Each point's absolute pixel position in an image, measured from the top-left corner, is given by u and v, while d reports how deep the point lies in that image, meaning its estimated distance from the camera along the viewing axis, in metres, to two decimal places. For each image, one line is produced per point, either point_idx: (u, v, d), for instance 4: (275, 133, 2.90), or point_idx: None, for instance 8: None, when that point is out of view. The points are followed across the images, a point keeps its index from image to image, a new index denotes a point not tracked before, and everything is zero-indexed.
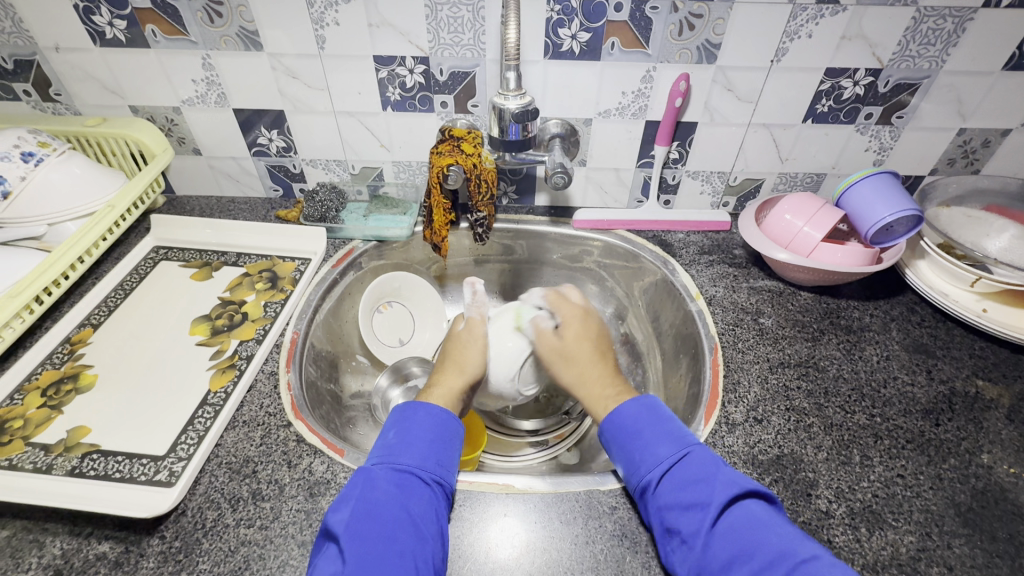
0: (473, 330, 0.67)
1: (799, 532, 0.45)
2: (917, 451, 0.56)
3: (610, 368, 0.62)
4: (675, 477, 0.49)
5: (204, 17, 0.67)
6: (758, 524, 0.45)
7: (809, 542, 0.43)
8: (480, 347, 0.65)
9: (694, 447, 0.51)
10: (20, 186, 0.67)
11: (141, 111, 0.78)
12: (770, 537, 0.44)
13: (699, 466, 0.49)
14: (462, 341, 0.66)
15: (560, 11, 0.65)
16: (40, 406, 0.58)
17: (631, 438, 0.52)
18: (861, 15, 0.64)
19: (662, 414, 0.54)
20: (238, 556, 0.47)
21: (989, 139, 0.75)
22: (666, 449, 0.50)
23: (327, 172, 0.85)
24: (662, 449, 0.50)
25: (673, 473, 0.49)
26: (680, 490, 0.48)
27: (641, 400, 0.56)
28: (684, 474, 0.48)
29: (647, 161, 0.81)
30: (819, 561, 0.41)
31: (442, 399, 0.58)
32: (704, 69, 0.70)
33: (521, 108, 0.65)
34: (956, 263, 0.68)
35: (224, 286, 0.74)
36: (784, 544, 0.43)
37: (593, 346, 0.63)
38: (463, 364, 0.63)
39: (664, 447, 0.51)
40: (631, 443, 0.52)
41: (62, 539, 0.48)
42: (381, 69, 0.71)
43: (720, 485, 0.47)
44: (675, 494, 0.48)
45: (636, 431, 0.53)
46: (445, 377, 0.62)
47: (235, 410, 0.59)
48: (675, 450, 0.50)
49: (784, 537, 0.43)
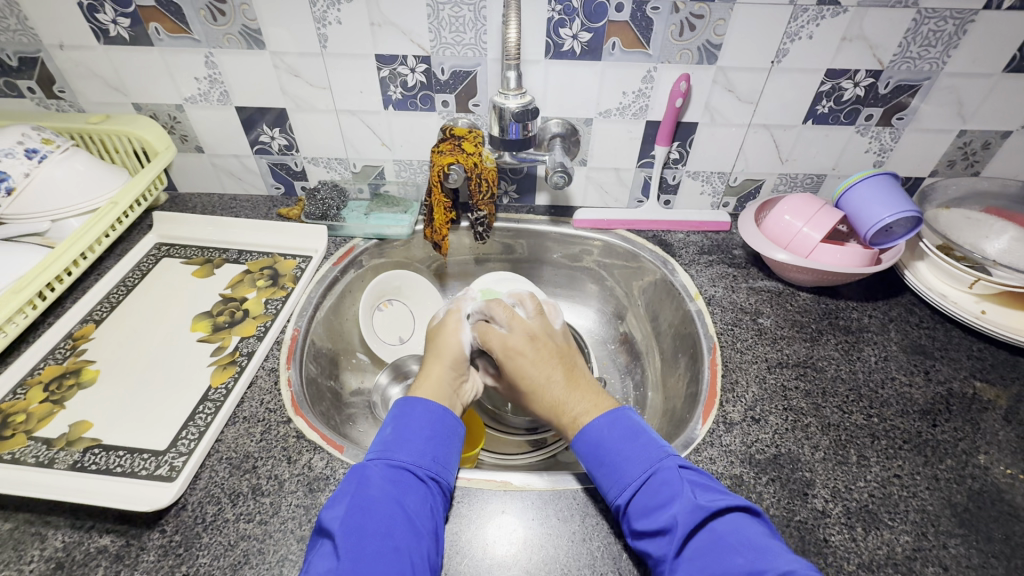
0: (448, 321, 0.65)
1: (773, 545, 0.42)
2: (913, 451, 0.56)
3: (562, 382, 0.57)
4: (641, 502, 0.47)
5: (208, 15, 0.68)
6: (723, 546, 0.42)
7: (783, 558, 0.41)
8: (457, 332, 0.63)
9: (660, 465, 0.48)
10: (23, 182, 0.67)
11: (144, 109, 0.78)
12: (735, 560, 0.41)
13: (664, 487, 0.47)
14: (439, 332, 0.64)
15: (561, 12, 0.65)
16: (43, 401, 0.59)
17: (597, 461, 0.51)
18: (862, 16, 0.64)
19: (630, 430, 0.52)
20: (238, 550, 0.48)
21: (989, 141, 0.75)
22: (632, 472, 0.49)
23: (329, 170, 0.85)
24: (627, 473, 0.49)
25: (638, 499, 0.47)
26: (646, 515, 0.46)
27: (607, 417, 0.53)
28: (648, 498, 0.47)
29: (647, 161, 0.81)
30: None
31: (430, 390, 0.57)
32: (705, 69, 0.70)
33: (521, 108, 0.65)
34: (954, 264, 0.68)
35: (226, 283, 0.75)
36: (749, 567, 0.40)
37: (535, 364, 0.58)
38: (444, 351, 0.62)
39: (630, 468, 0.49)
40: (597, 468, 0.51)
41: (63, 532, 0.48)
42: (383, 68, 0.71)
43: (682, 508, 0.45)
44: (641, 519, 0.46)
45: (600, 455, 0.51)
46: (432, 367, 0.60)
47: (236, 406, 0.59)
48: (641, 472, 0.48)
49: (749, 559, 0.41)
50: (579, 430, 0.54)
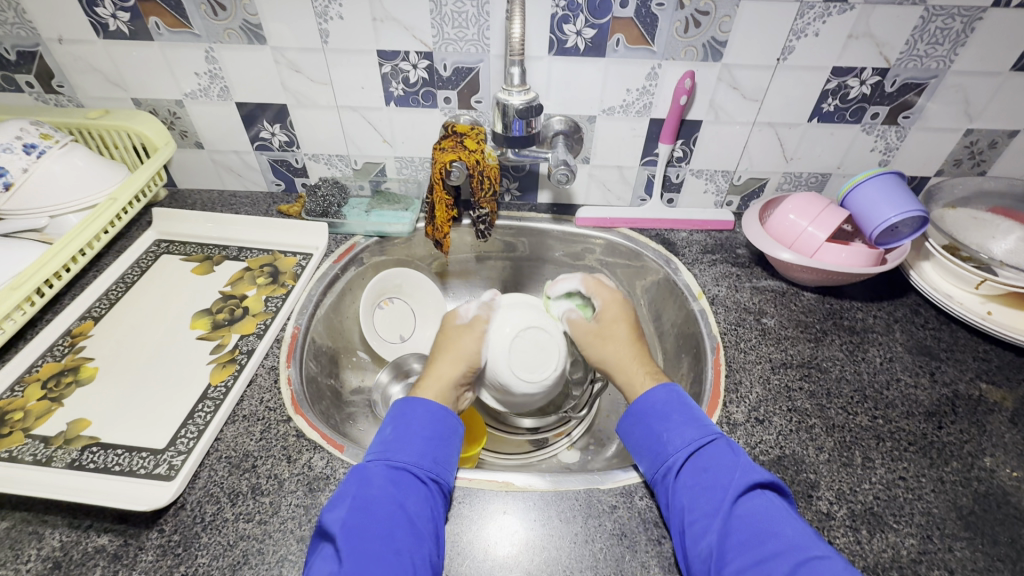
0: (474, 325, 0.64)
1: (813, 530, 0.45)
2: (919, 453, 0.56)
3: (641, 350, 0.63)
4: (700, 460, 0.50)
5: (208, 10, 0.67)
6: (775, 514, 0.45)
7: (823, 542, 0.44)
8: (476, 338, 0.63)
9: (719, 436, 0.52)
10: (22, 178, 0.67)
11: (143, 104, 0.78)
12: (785, 528, 0.44)
13: (723, 453, 0.50)
14: (457, 333, 0.64)
15: (565, 8, 0.64)
16: (41, 399, 0.58)
17: (662, 417, 0.54)
18: (869, 13, 0.63)
19: (692, 402, 0.55)
20: (237, 550, 0.47)
21: (996, 140, 0.74)
22: (693, 433, 0.52)
23: (329, 167, 0.85)
24: (688, 432, 0.52)
25: (699, 456, 0.50)
26: (701, 472, 0.49)
27: (672, 386, 0.57)
28: (707, 458, 0.50)
29: (651, 159, 0.80)
30: (829, 560, 0.41)
31: (434, 393, 0.58)
32: (710, 66, 0.69)
33: (525, 104, 0.64)
34: (962, 265, 0.67)
35: (226, 280, 0.74)
36: (799, 535, 0.43)
37: (626, 327, 0.64)
38: (460, 353, 0.62)
39: (692, 430, 0.52)
40: (658, 423, 0.54)
41: (61, 531, 0.48)
42: (384, 63, 0.70)
43: (743, 472, 0.48)
44: (696, 475, 0.49)
45: (665, 413, 0.54)
46: (438, 365, 0.61)
47: (236, 405, 0.59)
48: (701, 435, 0.51)
49: (800, 530, 0.44)
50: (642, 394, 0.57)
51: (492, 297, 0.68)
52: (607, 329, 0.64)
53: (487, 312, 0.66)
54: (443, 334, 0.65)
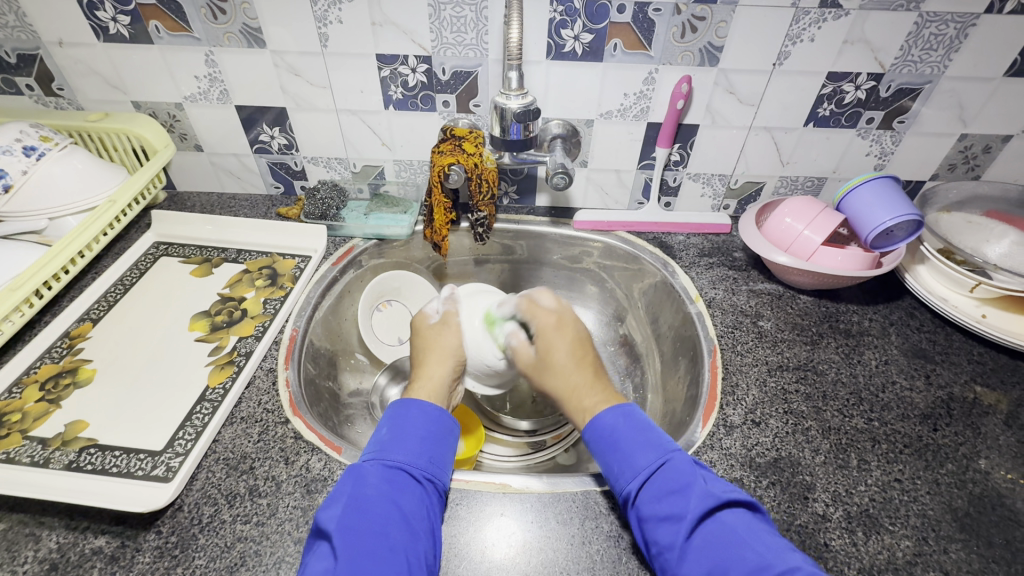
0: (448, 320, 0.65)
1: (780, 543, 0.43)
2: (914, 455, 0.56)
3: (590, 374, 0.57)
4: (653, 488, 0.47)
5: (208, 13, 0.67)
6: (735, 537, 0.43)
7: (791, 554, 0.42)
8: (455, 330, 0.64)
9: (672, 455, 0.49)
10: (22, 180, 0.67)
11: (143, 107, 0.78)
12: (745, 552, 0.42)
13: (676, 476, 0.47)
14: (434, 329, 0.65)
15: (563, 12, 0.65)
16: (39, 400, 0.58)
17: (610, 447, 0.51)
18: (864, 19, 0.64)
19: (641, 421, 0.52)
20: (234, 552, 0.47)
21: (990, 145, 0.75)
22: (644, 459, 0.49)
23: (328, 170, 0.85)
24: (639, 459, 0.49)
25: (651, 484, 0.48)
26: (656, 501, 0.47)
27: (620, 408, 0.53)
28: (660, 485, 0.47)
29: (648, 163, 0.81)
30: (795, 574, 0.39)
31: (426, 394, 0.58)
32: (707, 71, 0.70)
33: (523, 108, 0.65)
34: (956, 268, 0.68)
35: (224, 282, 0.75)
36: (759, 560, 0.41)
37: (569, 350, 0.58)
38: (445, 351, 0.62)
39: (642, 456, 0.49)
40: (609, 453, 0.51)
41: (58, 533, 0.48)
42: (383, 67, 0.71)
43: (695, 496, 0.46)
44: (651, 506, 0.47)
45: (613, 441, 0.51)
46: (429, 367, 0.61)
47: (234, 407, 0.59)
48: (652, 460, 0.49)
49: (761, 551, 0.42)
50: (592, 420, 0.54)
51: (449, 291, 0.69)
52: (548, 358, 0.58)
53: (453, 304, 0.67)
54: (417, 335, 0.65)
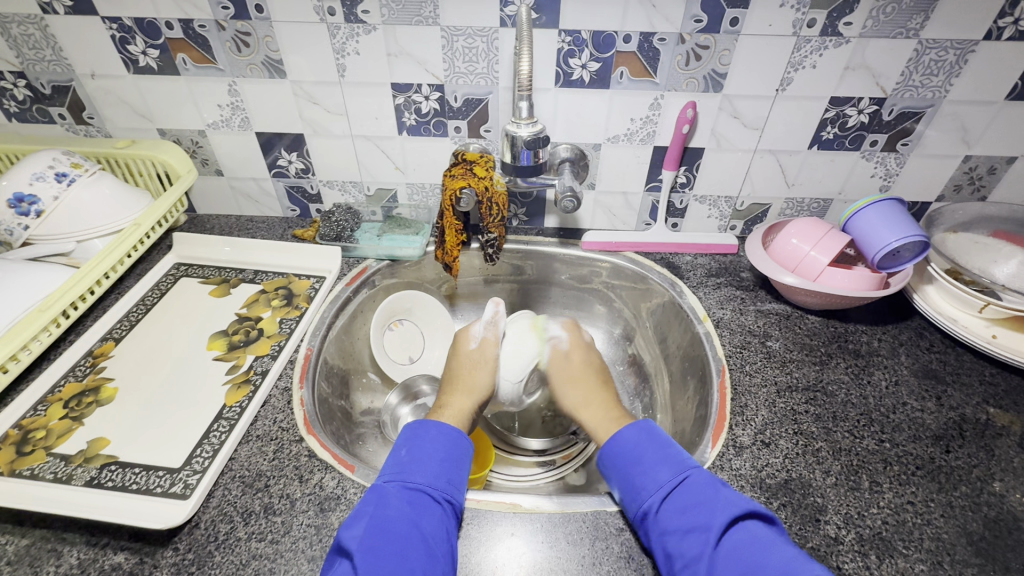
0: (485, 351, 0.68)
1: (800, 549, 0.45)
2: (927, 478, 0.56)
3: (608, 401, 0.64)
4: (677, 500, 0.50)
5: (232, 46, 0.71)
6: (761, 543, 0.46)
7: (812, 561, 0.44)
8: (490, 370, 0.67)
9: (692, 470, 0.52)
10: (52, 205, 0.70)
11: (167, 134, 0.81)
12: (773, 556, 0.44)
13: (697, 489, 0.50)
14: (472, 361, 0.67)
15: (570, 43, 0.67)
16: (63, 418, 0.60)
17: (632, 462, 0.54)
18: (865, 46, 0.66)
19: (661, 438, 0.56)
20: (249, 569, 0.48)
21: (995, 166, 0.76)
22: (666, 474, 0.52)
23: (343, 193, 0.88)
24: (662, 474, 0.52)
25: (674, 497, 0.50)
26: (680, 514, 0.49)
27: (640, 425, 0.58)
28: (685, 497, 0.50)
29: (655, 185, 0.82)
30: None
31: (452, 420, 0.60)
32: (711, 97, 0.72)
33: (532, 136, 0.67)
34: (963, 288, 0.68)
35: (242, 302, 0.76)
36: (788, 561, 0.44)
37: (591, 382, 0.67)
38: (473, 386, 0.65)
39: (664, 470, 0.52)
40: (632, 468, 0.54)
41: (79, 549, 0.49)
42: (398, 95, 0.74)
43: (720, 506, 0.48)
44: (675, 519, 0.49)
45: (636, 456, 0.54)
46: (456, 399, 0.63)
47: (249, 425, 0.60)
48: (674, 474, 0.52)
49: (787, 555, 0.44)
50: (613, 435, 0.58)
51: (493, 309, 0.69)
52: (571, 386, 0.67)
53: (494, 331, 0.69)
54: (455, 358, 0.68)
